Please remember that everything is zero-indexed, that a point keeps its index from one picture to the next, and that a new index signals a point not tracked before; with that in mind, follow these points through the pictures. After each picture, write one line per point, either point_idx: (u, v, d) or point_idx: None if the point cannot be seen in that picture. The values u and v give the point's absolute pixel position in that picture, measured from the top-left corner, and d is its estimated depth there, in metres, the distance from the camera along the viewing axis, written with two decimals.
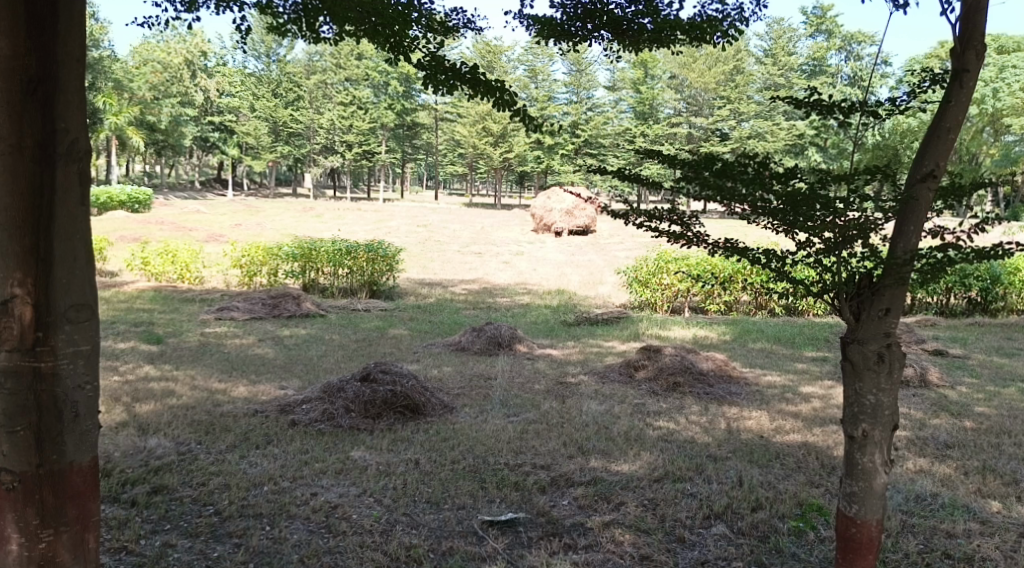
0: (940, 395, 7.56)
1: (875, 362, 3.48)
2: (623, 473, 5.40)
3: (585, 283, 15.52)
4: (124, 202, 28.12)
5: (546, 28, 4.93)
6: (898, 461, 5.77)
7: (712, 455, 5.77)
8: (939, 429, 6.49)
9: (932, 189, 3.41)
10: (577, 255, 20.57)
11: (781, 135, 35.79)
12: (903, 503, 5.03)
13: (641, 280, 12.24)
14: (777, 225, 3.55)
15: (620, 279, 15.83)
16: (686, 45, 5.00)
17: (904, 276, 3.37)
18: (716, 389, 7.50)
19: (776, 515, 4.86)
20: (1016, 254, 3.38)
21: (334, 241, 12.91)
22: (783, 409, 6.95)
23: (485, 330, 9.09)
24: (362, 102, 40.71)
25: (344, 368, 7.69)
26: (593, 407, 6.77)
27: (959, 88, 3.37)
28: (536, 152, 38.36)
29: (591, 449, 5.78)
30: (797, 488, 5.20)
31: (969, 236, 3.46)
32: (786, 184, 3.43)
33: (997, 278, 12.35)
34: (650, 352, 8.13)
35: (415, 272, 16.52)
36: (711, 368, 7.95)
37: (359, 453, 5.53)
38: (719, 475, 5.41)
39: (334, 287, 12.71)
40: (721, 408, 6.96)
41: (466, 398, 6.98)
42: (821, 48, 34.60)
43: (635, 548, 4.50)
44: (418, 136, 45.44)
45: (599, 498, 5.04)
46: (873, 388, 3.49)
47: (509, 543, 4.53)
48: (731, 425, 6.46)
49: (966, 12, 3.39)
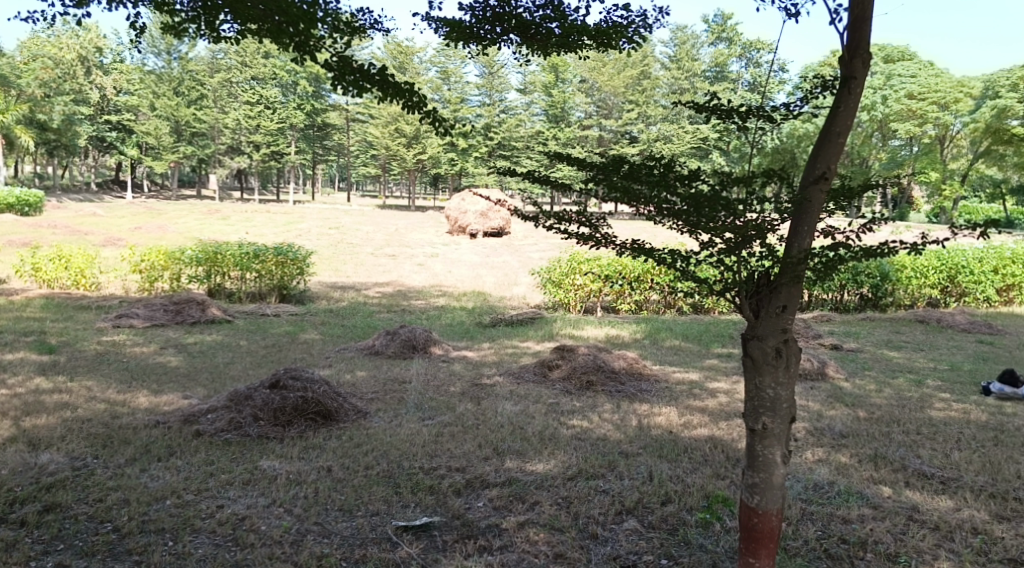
0: (834, 386, 7.91)
1: (774, 357, 3.61)
2: (537, 473, 5.43)
3: (500, 284, 15.57)
4: (13, 204, 26.75)
5: (455, 30, 4.95)
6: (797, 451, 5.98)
7: (623, 452, 5.86)
8: (834, 420, 6.74)
9: (824, 190, 3.56)
10: (492, 256, 20.55)
11: (688, 137, 36.74)
12: (802, 492, 5.22)
13: (554, 280, 12.32)
14: (681, 226, 3.65)
15: (535, 280, 15.94)
16: (593, 51, 5.10)
17: (798, 275, 3.52)
18: (627, 386, 7.63)
19: (684, 507, 4.98)
20: (901, 252, 3.55)
21: (240, 244, 12.61)
22: (691, 405, 7.12)
23: (399, 332, 9.02)
24: (269, 101, 39.84)
25: (252, 375, 7.53)
26: (508, 408, 6.80)
27: (847, 94, 3.52)
28: (449, 154, 38.27)
29: (506, 450, 5.80)
30: (704, 481, 5.33)
31: (858, 236, 3.61)
32: (689, 185, 3.54)
33: (887, 274, 13.08)
34: (565, 352, 8.22)
35: (327, 274, 16.30)
36: (623, 366, 8.06)
37: (268, 462, 5.43)
38: (631, 471, 5.50)
39: (241, 291, 12.44)
40: (633, 405, 7.08)
41: (380, 402, 6.91)
42: (723, 55, 35.72)
43: (550, 546, 4.56)
44: (328, 136, 44.74)
45: (514, 498, 5.07)
46: (772, 382, 3.61)
47: (424, 547, 4.53)
48: (642, 422, 6.58)
49: (853, 23, 3.55)
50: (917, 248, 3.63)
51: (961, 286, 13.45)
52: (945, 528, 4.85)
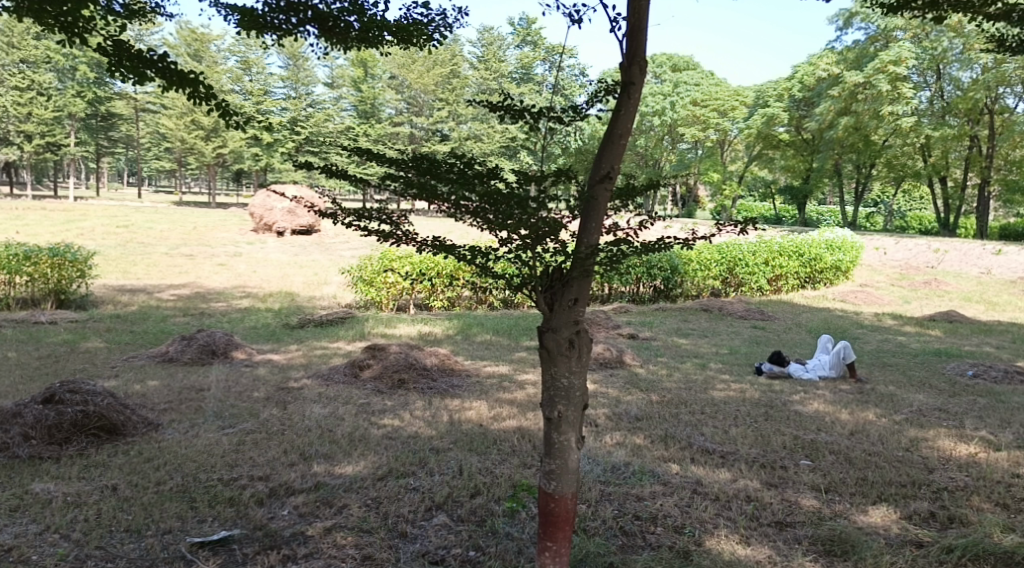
0: (631, 372, 8.40)
1: (567, 348, 3.71)
2: (345, 475, 5.31)
3: (308, 284, 15.12)
4: None
5: (246, 19, 4.73)
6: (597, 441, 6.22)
7: (434, 448, 5.84)
8: (630, 406, 7.17)
9: (609, 189, 3.69)
10: (299, 255, 19.94)
11: (496, 136, 37.36)
12: (602, 474, 5.78)
13: (365, 279, 12.09)
14: (479, 224, 3.67)
15: (344, 279, 15.62)
16: (395, 47, 5.05)
17: (587, 269, 3.63)
18: (439, 383, 7.63)
19: (493, 498, 5.02)
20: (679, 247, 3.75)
21: (7, 245, 11.46)
22: (501, 398, 7.22)
23: (196, 338, 8.53)
24: (44, 87, 36.48)
25: (23, 390, 6.85)
26: (315, 411, 6.60)
27: (628, 97, 3.68)
28: (252, 149, 36.70)
29: (314, 454, 5.63)
30: (512, 471, 5.41)
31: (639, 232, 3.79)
32: (487, 183, 3.58)
33: (676, 267, 14.12)
34: (375, 351, 8.08)
35: (115, 277, 15.21)
36: (435, 363, 8.02)
37: (42, 485, 4.96)
38: (441, 466, 5.48)
39: (10, 297, 11.34)
40: (444, 401, 7.08)
41: (174, 412, 6.50)
42: (528, 57, 36.61)
43: (358, 549, 4.48)
44: (116, 127, 41.63)
45: (320, 503, 4.92)
46: (566, 371, 3.72)
47: (222, 563, 4.35)
48: (453, 417, 6.59)
49: (631, 30, 3.72)
50: (686, 243, 3.98)
51: (738, 277, 14.87)
52: (723, 498, 5.56)
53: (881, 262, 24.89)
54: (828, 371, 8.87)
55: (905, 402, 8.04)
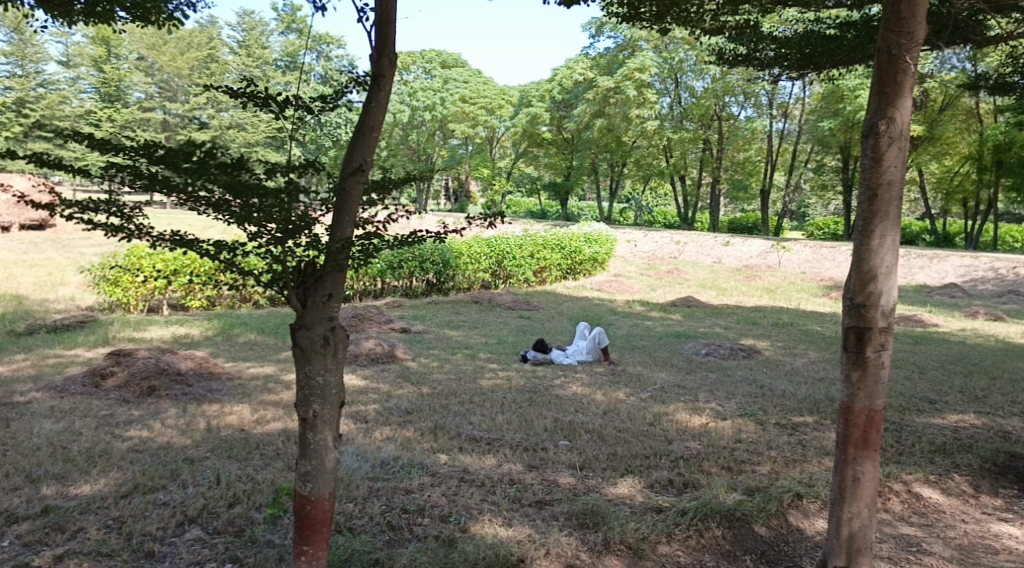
0: (403, 366, 8.76)
1: (321, 345, 3.71)
2: (82, 496, 4.90)
3: (41, 285, 13.68)
4: None
5: None
6: (356, 446, 6.24)
7: (188, 458, 5.51)
8: (402, 398, 7.60)
9: (362, 181, 3.72)
10: (30, 253, 17.97)
11: (259, 126, 35.81)
12: (370, 471, 5.87)
13: (109, 279, 11.15)
14: (224, 217, 3.55)
15: (84, 279, 14.31)
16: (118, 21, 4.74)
17: (339, 263, 3.65)
18: (194, 388, 7.21)
19: (253, 506, 4.83)
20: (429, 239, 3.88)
21: None
22: (264, 399, 6.96)
23: None
24: None
25: None
26: (47, 427, 6.00)
27: (377, 90, 3.74)
28: None
29: (42, 476, 5.13)
30: (274, 475, 5.23)
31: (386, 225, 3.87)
32: (230, 174, 3.48)
33: (447, 262, 14.38)
34: (120, 357, 7.48)
35: None
36: (190, 367, 7.54)
37: None
38: (195, 477, 5.18)
39: None
40: (200, 407, 6.71)
41: None
42: (292, 44, 35.33)
43: None
44: None
45: (51, 530, 4.52)
46: (321, 368, 3.72)
47: None
48: (211, 424, 6.25)
49: (379, 23, 3.78)
50: (438, 237, 4.10)
51: (506, 269, 15.69)
52: (488, 484, 5.82)
53: (632, 253, 26.87)
54: (586, 355, 9.42)
55: (651, 380, 8.71)
